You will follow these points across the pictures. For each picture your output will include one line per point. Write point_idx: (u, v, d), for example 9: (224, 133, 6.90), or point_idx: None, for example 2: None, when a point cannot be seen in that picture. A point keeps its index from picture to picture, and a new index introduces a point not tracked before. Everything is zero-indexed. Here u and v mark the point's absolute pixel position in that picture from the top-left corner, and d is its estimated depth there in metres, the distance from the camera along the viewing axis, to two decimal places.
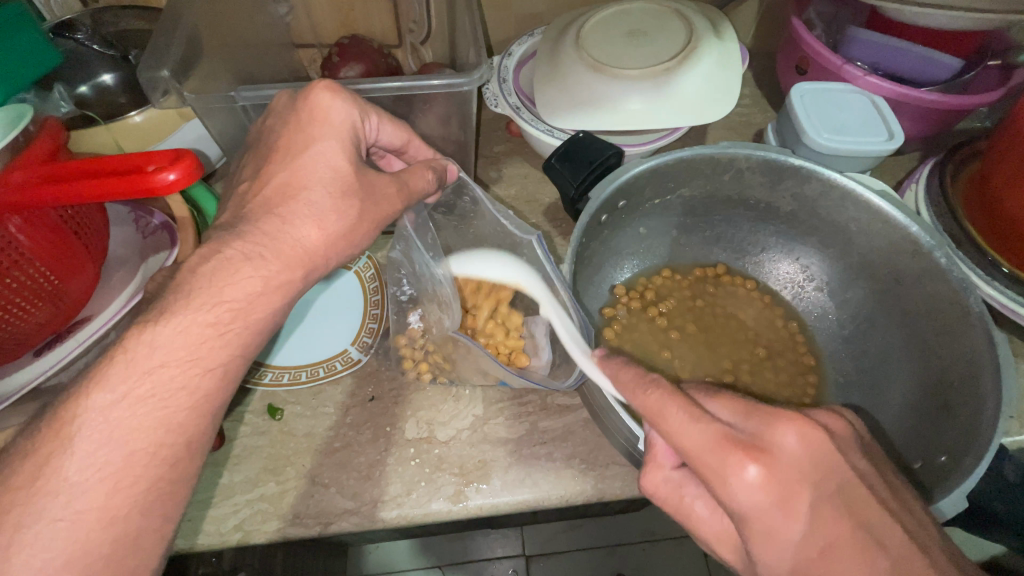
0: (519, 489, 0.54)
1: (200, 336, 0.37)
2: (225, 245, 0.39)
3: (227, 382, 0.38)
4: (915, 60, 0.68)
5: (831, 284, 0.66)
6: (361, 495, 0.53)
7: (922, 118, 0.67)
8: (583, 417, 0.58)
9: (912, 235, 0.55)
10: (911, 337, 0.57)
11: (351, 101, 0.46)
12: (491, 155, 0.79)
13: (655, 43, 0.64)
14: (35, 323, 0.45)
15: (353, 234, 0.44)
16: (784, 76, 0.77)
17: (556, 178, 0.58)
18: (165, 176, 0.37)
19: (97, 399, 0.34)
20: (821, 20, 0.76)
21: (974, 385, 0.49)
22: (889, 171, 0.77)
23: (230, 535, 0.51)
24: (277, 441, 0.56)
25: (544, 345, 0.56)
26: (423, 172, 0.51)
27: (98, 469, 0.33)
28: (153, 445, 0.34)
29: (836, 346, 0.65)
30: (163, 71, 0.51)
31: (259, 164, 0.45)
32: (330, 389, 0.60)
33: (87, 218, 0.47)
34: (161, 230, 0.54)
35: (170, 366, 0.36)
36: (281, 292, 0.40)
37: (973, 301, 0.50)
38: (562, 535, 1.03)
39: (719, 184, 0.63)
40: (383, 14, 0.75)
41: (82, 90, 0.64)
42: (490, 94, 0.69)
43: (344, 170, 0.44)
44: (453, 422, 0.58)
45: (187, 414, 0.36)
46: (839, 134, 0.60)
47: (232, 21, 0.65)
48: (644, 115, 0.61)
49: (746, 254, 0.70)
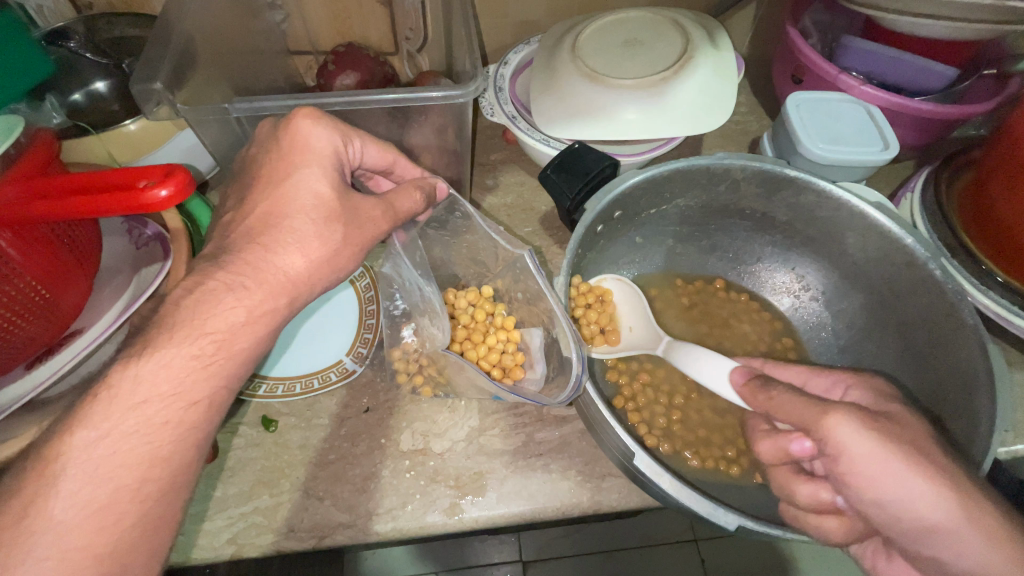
0: (517, 501, 0.54)
1: (185, 369, 0.37)
2: (209, 275, 0.40)
3: (212, 413, 0.38)
4: (910, 70, 0.68)
5: (827, 293, 0.66)
6: (357, 508, 0.53)
7: (917, 127, 0.68)
8: (580, 429, 0.58)
9: (906, 246, 0.55)
10: (906, 349, 0.57)
11: (331, 126, 0.46)
12: (488, 163, 0.79)
13: (651, 53, 0.64)
14: (27, 337, 0.44)
15: (338, 258, 0.44)
16: (780, 84, 0.77)
17: (553, 189, 0.58)
18: (157, 192, 0.37)
19: (82, 437, 0.34)
20: (817, 29, 0.77)
21: (971, 401, 0.49)
22: (884, 180, 0.77)
23: (223, 548, 0.51)
24: (271, 453, 0.56)
25: (539, 358, 0.58)
26: (411, 192, 0.51)
27: (83, 507, 0.33)
28: (138, 480, 0.35)
29: (830, 357, 0.65)
30: (155, 83, 0.51)
31: (242, 193, 0.45)
32: (325, 400, 0.59)
33: (78, 230, 0.47)
34: (154, 241, 0.53)
35: (155, 401, 0.36)
36: (265, 320, 0.40)
37: (967, 313, 0.51)
38: (561, 540, 1.00)
39: (714, 194, 0.63)
40: (379, 20, 0.74)
41: (75, 99, 0.63)
42: (486, 103, 0.69)
43: (327, 197, 0.44)
44: (449, 433, 0.58)
45: (172, 447, 0.36)
46: (834, 145, 0.60)
47: (227, 30, 0.64)
48: (642, 125, 0.61)
49: (743, 264, 0.71)
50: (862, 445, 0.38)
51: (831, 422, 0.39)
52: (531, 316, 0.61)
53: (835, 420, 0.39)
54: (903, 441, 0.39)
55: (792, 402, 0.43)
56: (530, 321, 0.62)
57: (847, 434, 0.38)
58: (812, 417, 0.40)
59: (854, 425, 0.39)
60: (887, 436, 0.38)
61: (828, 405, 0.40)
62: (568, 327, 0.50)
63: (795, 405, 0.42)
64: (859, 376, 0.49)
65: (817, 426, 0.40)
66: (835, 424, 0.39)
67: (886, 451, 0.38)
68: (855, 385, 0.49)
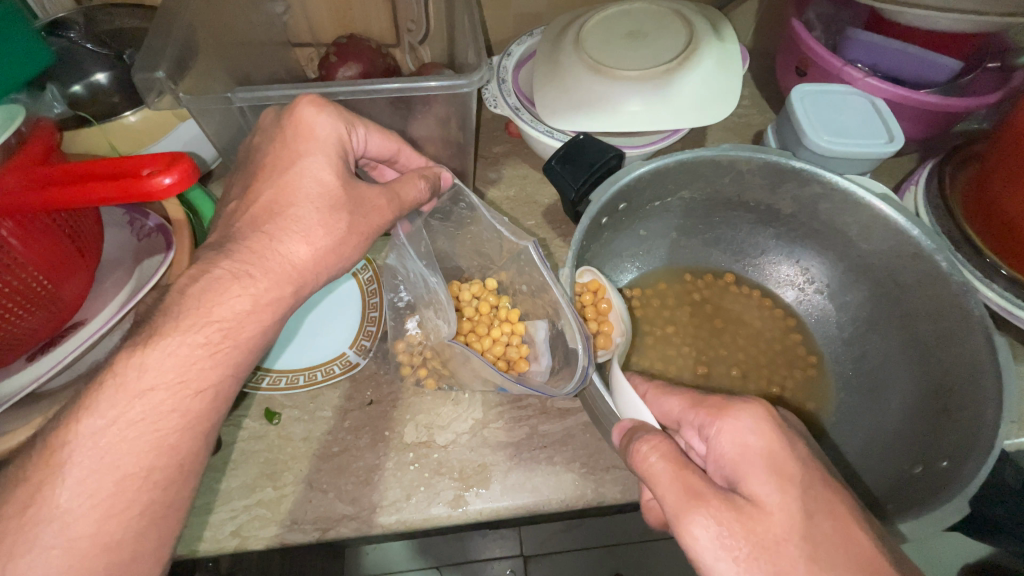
0: (520, 494, 0.53)
1: (192, 357, 0.37)
2: (215, 264, 0.40)
3: (218, 402, 0.38)
4: (915, 62, 0.67)
5: (831, 286, 0.66)
6: (360, 500, 0.53)
7: (922, 119, 0.67)
8: (583, 421, 0.58)
9: (912, 238, 0.55)
10: (911, 341, 0.57)
11: (336, 114, 0.46)
12: (490, 156, 0.78)
13: (655, 45, 0.64)
14: (29, 328, 0.44)
15: (343, 247, 0.44)
16: (783, 77, 0.77)
17: (557, 181, 0.58)
18: (160, 180, 0.37)
19: (88, 424, 0.34)
20: (821, 21, 0.76)
21: (975, 393, 0.49)
22: (888, 173, 0.77)
23: (227, 541, 0.51)
24: (274, 445, 0.56)
25: (543, 350, 0.58)
26: (416, 181, 0.51)
27: (92, 494, 0.33)
28: (145, 468, 0.35)
29: (836, 350, 0.65)
30: (158, 72, 0.50)
31: (247, 182, 0.45)
32: (328, 393, 0.59)
33: (79, 221, 0.46)
34: (155, 232, 0.53)
35: (161, 389, 0.36)
36: (271, 309, 0.40)
37: (974, 305, 0.50)
38: (562, 535, 0.99)
39: (719, 186, 0.63)
40: (381, 11, 0.74)
41: (75, 90, 0.62)
42: (489, 95, 0.69)
43: (332, 185, 0.44)
44: (452, 426, 0.57)
45: (179, 435, 0.36)
46: (839, 137, 0.60)
47: (228, 20, 0.64)
48: (645, 117, 0.61)
49: (747, 257, 0.71)
50: (714, 556, 0.35)
51: (690, 524, 0.36)
52: (534, 309, 0.61)
53: (694, 521, 0.36)
54: (763, 548, 0.35)
55: (663, 480, 0.38)
56: (534, 314, 0.61)
57: (702, 540, 0.36)
58: (675, 508, 0.37)
59: (713, 530, 0.36)
60: (741, 546, 0.35)
61: (692, 500, 0.37)
62: (574, 318, 0.50)
63: (664, 481, 0.38)
64: (725, 412, 0.41)
65: (675, 523, 0.37)
66: (692, 528, 0.36)
67: (741, 568, 0.35)
68: (723, 424, 0.41)
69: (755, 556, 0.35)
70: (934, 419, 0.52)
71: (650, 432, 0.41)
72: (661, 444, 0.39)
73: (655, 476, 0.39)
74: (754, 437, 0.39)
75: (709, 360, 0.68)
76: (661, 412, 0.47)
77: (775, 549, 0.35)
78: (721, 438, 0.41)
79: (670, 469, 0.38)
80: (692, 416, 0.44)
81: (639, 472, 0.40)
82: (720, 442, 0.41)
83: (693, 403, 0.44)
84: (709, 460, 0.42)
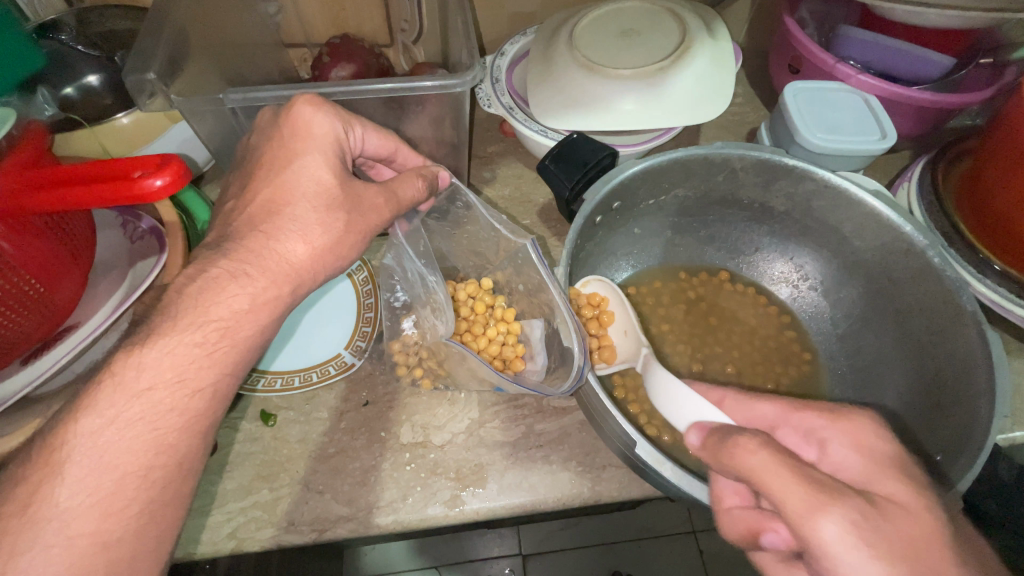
0: (517, 493, 0.54)
1: (188, 357, 0.37)
2: (212, 263, 0.40)
3: (216, 403, 0.38)
4: (908, 58, 0.68)
5: (824, 283, 0.66)
6: (357, 501, 0.53)
7: (915, 115, 0.67)
8: (580, 419, 0.58)
9: (903, 234, 0.55)
10: (904, 336, 0.58)
11: (333, 113, 0.46)
12: (485, 156, 0.78)
13: (648, 43, 0.64)
14: (21, 332, 0.43)
15: (342, 246, 0.44)
16: (778, 74, 0.77)
17: (552, 180, 0.58)
18: (151, 182, 0.37)
19: (86, 424, 0.34)
20: (814, 18, 0.76)
21: (971, 386, 0.49)
22: (882, 170, 0.78)
23: (223, 543, 0.51)
24: (270, 447, 0.56)
25: (539, 349, 0.58)
26: (413, 180, 0.51)
27: (91, 492, 0.33)
28: (143, 467, 0.34)
29: (830, 346, 0.66)
30: (149, 73, 0.50)
31: (244, 182, 0.45)
32: (324, 394, 0.59)
33: (71, 223, 0.46)
34: (148, 234, 0.53)
35: (159, 389, 0.36)
36: (268, 308, 0.40)
37: (966, 301, 0.50)
38: (559, 533, 0.99)
39: (713, 184, 0.63)
40: (374, 11, 0.74)
41: (68, 92, 0.62)
42: (482, 93, 0.69)
43: (329, 184, 0.44)
44: (449, 426, 0.58)
45: (177, 435, 0.36)
46: (832, 134, 0.60)
47: (219, 20, 0.63)
48: (639, 115, 0.61)
49: (740, 254, 0.71)
50: (852, 555, 0.32)
51: (820, 520, 0.33)
52: (531, 308, 0.61)
53: (825, 517, 0.33)
54: (907, 548, 0.32)
55: (777, 474, 0.35)
56: (530, 313, 0.61)
57: (836, 537, 0.32)
58: (801, 506, 0.34)
59: (845, 524, 0.33)
60: (883, 546, 0.32)
61: (823, 496, 0.34)
62: (569, 314, 0.50)
63: (782, 479, 0.35)
64: (840, 417, 0.43)
65: (802, 521, 0.34)
66: (823, 523, 0.33)
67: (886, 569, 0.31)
68: (841, 428, 0.43)
69: (900, 557, 0.32)
70: (931, 412, 0.52)
71: (757, 437, 0.39)
72: (776, 447, 0.38)
73: (772, 475, 0.36)
74: (877, 439, 0.41)
75: (703, 357, 0.68)
76: (753, 417, 0.49)
77: (919, 550, 0.32)
78: (836, 444, 0.42)
79: (794, 468, 0.36)
80: (797, 420, 0.46)
81: (744, 472, 0.38)
82: (841, 450, 0.41)
83: (795, 408, 0.46)
84: (824, 465, 0.42)
